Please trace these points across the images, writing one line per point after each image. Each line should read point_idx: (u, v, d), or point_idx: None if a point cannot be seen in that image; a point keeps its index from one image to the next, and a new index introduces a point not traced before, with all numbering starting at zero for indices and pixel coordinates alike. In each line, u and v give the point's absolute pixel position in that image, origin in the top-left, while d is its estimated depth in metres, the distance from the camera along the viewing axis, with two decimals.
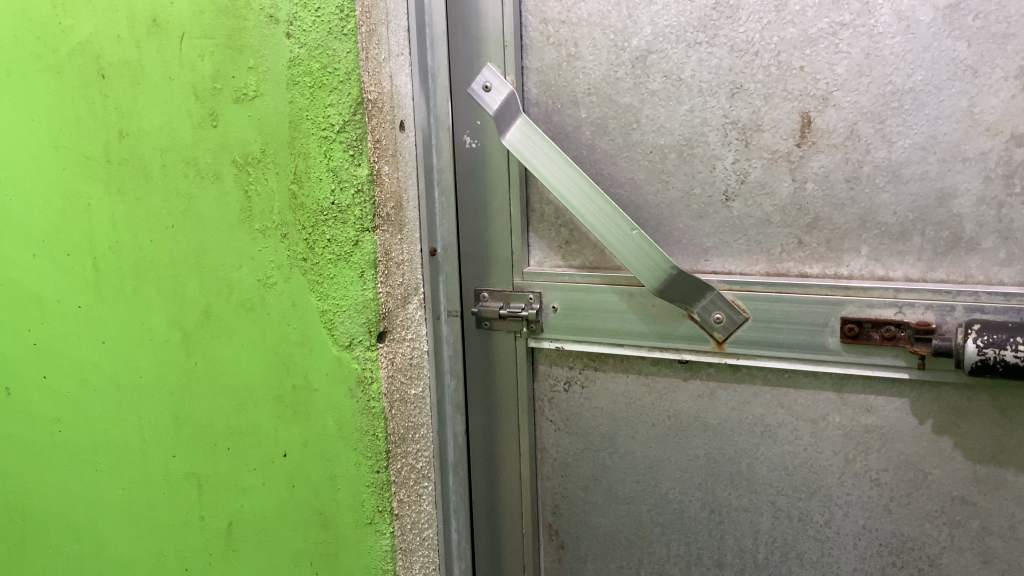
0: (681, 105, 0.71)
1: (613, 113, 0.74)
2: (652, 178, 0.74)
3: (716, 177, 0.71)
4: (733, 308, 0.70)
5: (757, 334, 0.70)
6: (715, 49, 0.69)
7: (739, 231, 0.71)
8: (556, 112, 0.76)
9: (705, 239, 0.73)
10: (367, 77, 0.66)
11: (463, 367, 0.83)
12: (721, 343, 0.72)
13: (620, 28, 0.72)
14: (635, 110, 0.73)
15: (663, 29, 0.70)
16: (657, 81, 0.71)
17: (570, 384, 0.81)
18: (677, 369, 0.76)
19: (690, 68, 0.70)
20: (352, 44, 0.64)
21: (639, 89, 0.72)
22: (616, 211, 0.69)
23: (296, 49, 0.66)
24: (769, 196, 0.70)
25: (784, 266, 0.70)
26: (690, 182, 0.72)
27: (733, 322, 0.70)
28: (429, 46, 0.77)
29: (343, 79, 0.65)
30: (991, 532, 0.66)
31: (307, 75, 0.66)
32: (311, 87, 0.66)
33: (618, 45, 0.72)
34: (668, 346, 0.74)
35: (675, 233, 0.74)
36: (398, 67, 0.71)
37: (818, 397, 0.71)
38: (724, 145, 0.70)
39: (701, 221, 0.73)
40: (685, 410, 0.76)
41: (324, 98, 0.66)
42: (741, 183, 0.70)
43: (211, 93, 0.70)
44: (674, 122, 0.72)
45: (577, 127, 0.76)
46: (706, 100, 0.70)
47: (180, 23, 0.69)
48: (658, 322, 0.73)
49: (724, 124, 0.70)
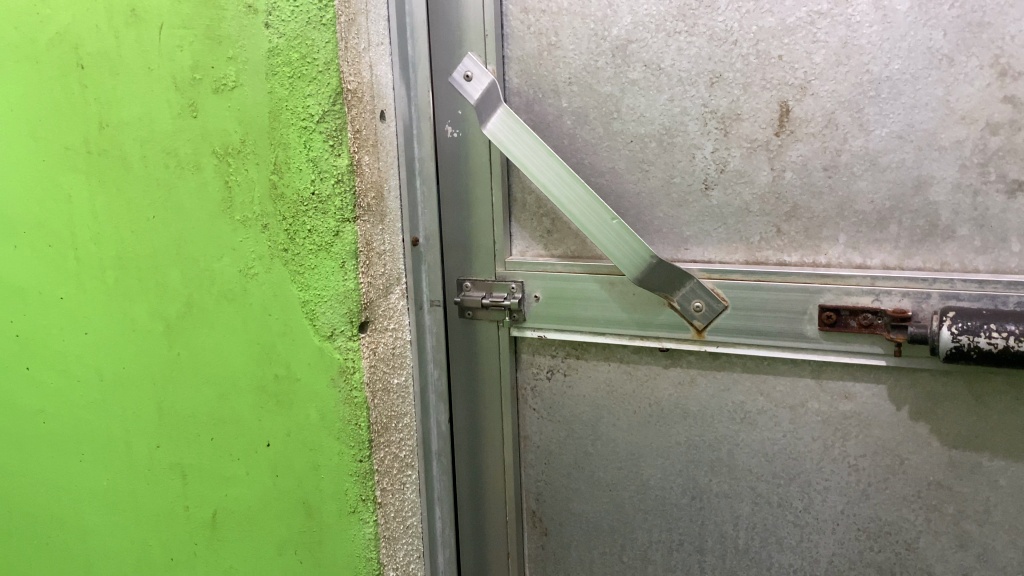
0: (661, 94, 0.71)
1: (593, 102, 0.74)
2: (632, 167, 0.74)
3: (695, 166, 0.71)
4: (713, 297, 0.71)
5: (736, 322, 0.71)
6: (694, 38, 0.69)
7: (719, 220, 0.72)
8: (538, 101, 0.76)
9: (685, 228, 0.73)
10: (347, 68, 0.66)
11: (445, 357, 0.84)
12: (701, 331, 0.72)
13: (601, 17, 0.72)
14: (615, 100, 0.73)
15: (643, 18, 0.70)
16: (637, 70, 0.71)
17: (553, 373, 0.81)
18: (657, 357, 0.76)
19: (670, 57, 0.70)
20: (331, 34, 0.64)
21: (619, 78, 0.72)
22: (597, 200, 0.70)
23: (275, 39, 0.66)
24: (749, 185, 0.70)
25: (763, 254, 0.71)
26: (670, 171, 0.73)
27: (712, 310, 0.71)
28: (409, 34, 0.76)
29: (322, 69, 0.65)
30: (966, 516, 0.67)
31: (286, 65, 0.66)
32: (290, 77, 0.66)
33: (599, 35, 0.72)
34: (648, 334, 0.74)
35: (656, 222, 0.74)
36: (378, 57, 0.71)
37: (797, 384, 0.71)
38: (703, 134, 0.70)
39: (681, 210, 0.73)
40: (666, 398, 0.77)
41: (303, 89, 0.66)
42: (720, 172, 0.71)
43: (190, 83, 0.70)
44: (654, 111, 0.72)
45: (558, 116, 0.76)
46: (685, 90, 0.70)
47: (159, 13, 0.69)
48: (639, 310, 0.74)
49: (704, 113, 0.70)
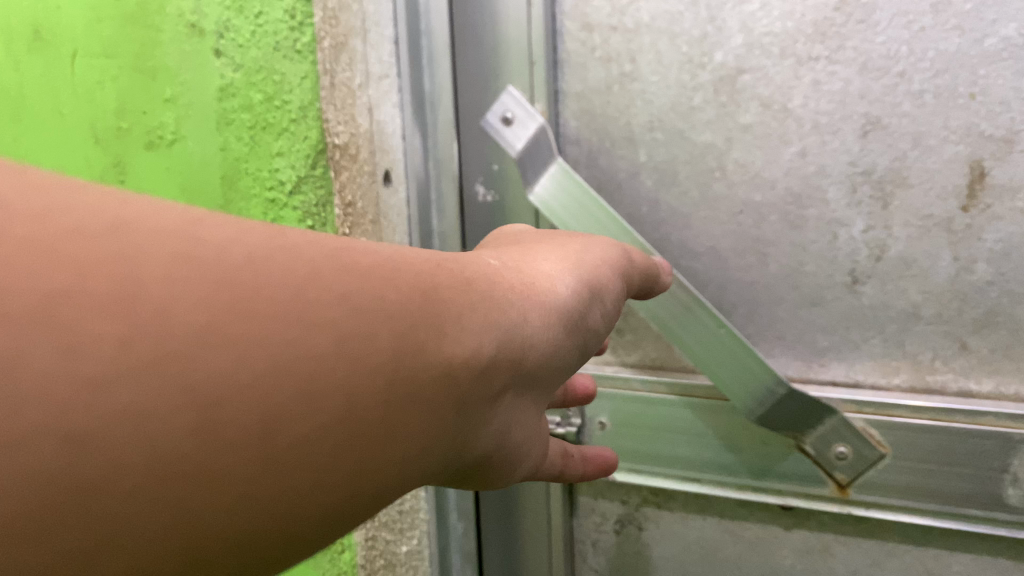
0: (787, 146, 0.49)
1: (684, 154, 0.52)
2: (742, 248, 0.52)
3: (838, 250, 0.50)
4: (865, 440, 0.49)
5: (898, 479, 0.49)
6: (839, 67, 0.47)
7: (872, 327, 0.50)
8: (604, 152, 0.55)
9: (819, 335, 0.51)
10: (333, 113, 0.57)
11: (474, 507, 0.62)
12: (844, 487, 0.50)
13: (697, 37, 0.50)
14: (717, 152, 0.51)
15: (761, 37, 0.49)
16: (751, 111, 0.50)
17: (623, 524, 0.59)
18: (776, 514, 0.54)
19: (801, 94, 0.49)
20: (310, 65, 0.56)
21: (724, 123, 0.51)
22: (699, 303, 0.50)
23: (230, 72, 0.56)
24: (917, 279, 0.48)
25: (936, 378, 0.49)
26: (798, 255, 0.51)
27: (863, 459, 0.49)
28: (426, 68, 0.55)
29: (295, 118, 0.57)
30: None
31: (245, 111, 0.57)
32: (251, 128, 0.58)
33: (694, 61, 0.51)
34: (764, 486, 0.53)
35: (775, 325, 0.53)
36: (393, 110, 0.56)
37: (984, 566, 0.49)
38: (850, 205, 0.49)
39: (815, 309, 0.51)
40: (786, 568, 0.55)
41: (271, 144, 0.58)
42: (877, 261, 0.49)
43: (116, 135, 0.56)
44: (776, 170, 0.50)
45: (633, 174, 0.54)
46: (824, 140, 0.49)
47: (73, 37, 0.54)
48: (751, 451, 0.52)
49: (852, 174, 0.48)
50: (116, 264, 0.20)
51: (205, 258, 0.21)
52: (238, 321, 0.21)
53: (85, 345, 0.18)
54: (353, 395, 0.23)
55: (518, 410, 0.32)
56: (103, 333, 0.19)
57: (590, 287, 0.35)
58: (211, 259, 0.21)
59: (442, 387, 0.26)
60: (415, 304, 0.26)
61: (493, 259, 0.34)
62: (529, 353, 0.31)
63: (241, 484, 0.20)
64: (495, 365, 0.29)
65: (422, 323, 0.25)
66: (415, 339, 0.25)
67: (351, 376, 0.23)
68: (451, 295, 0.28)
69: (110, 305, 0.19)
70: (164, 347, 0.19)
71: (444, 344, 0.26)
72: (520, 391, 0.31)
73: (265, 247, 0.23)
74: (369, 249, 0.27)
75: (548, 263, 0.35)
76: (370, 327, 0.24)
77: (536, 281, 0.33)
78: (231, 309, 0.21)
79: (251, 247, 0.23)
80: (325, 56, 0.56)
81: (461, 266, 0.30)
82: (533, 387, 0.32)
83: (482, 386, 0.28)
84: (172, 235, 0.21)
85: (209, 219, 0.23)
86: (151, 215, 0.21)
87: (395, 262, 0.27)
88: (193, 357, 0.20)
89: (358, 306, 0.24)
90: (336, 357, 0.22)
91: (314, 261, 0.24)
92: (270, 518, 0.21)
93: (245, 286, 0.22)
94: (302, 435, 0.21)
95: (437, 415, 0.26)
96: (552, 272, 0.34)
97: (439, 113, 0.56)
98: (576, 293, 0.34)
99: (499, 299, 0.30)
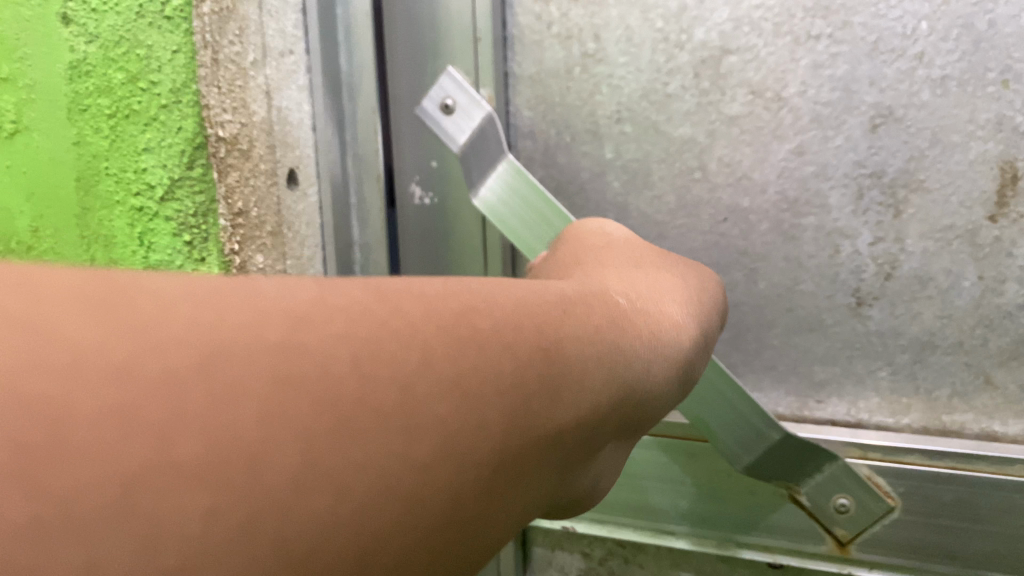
0: (781, 142, 0.41)
1: (658, 151, 0.44)
2: (725, 263, 0.44)
3: (840, 267, 0.42)
4: (870, 492, 0.41)
5: (909, 536, 0.41)
6: (844, 48, 0.39)
7: (879, 358, 0.42)
8: (562, 147, 0.46)
9: (816, 366, 0.44)
10: (215, 94, 0.42)
11: None
12: (845, 545, 0.43)
13: (675, 9, 0.42)
14: (698, 149, 0.43)
15: (751, 11, 0.40)
16: (738, 100, 0.42)
17: None
18: (763, 572, 0.46)
19: (798, 79, 0.40)
20: (184, 36, 0.41)
21: (707, 113, 0.42)
22: None
23: (82, 46, 0.43)
24: (934, 302, 0.41)
25: (953, 417, 0.42)
26: (793, 272, 0.43)
27: (868, 513, 0.41)
28: (343, 44, 0.48)
29: (166, 103, 0.42)
30: None
31: (100, 95, 0.44)
32: (111, 116, 0.44)
33: (670, 39, 0.42)
34: (751, 542, 0.45)
35: (763, 353, 0.45)
36: (299, 94, 0.46)
37: None
38: (856, 214, 0.41)
39: (812, 336, 0.43)
40: None
41: (134, 138, 0.44)
42: (886, 280, 0.41)
43: None
44: (767, 171, 0.42)
45: (598, 173, 0.46)
46: (825, 135, 0.41)
47: None
48: (737, 503, 0.44)
49: (859, 176, 0.40)
50: (192, 401, 0.13)
51: (307, 369, 0.14)
52: (324, 435, 0.14)
53: (141, 506, 0.12)
54: (462, 502, 0.16)
55: (613, 458, 0.25)
56: (190, 498, 0.13)
57: (704, 327, 0.27)
58: (312, 367, 0.15)
59: (546, 465, 0.19)
60: (531, 372, 0.18)
61: (602, 277, 0.26)
62: (641, 405, 0.23)
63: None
64: (603, 425, 0.21)
65: (537, 387, 0.18)
66: (521, 406, 0.18)
67: (452, 479, 0.16)
68: (561, 348, 0.19)
69: (193, 468, 0.13)
70: (258, 492, 0.13)
71: (555, 415, 0.19)
72: (624, 437, 0.24)
73: (354, 300, 0.16)
74: (474, 291, 0.19)
75: (667, 292, 0.26)
76: (478, 403, 0.17)
77: (660, 315, 0.24)
78: (334, 438, 0.14)
79: (288, 327, 0.15)
80: (207, 26, 0.41)
81: (581, 301, 0.22)
82: (633, 434, 0.25)
83: (594, 441, 0.21)
84: (279, 345, 0.14)
85: (307, 299, 0.16)
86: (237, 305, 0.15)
87: (505, 308, 0.19)
88: (286, 520, 0.13)
89: (468, 376, 0.17)
90: (435, 460, 0.16)
91: (420, 335, 0.17)
92: None
93: (360, 395, 0.15)
94: (405, 566, 0.15)
95: (538, 488, 0.19)
96: (670, 305, 0.26)
97: (359, 97, 0.48)
98: (693, 337, 0.26)
99: (623, 336, 0.22)
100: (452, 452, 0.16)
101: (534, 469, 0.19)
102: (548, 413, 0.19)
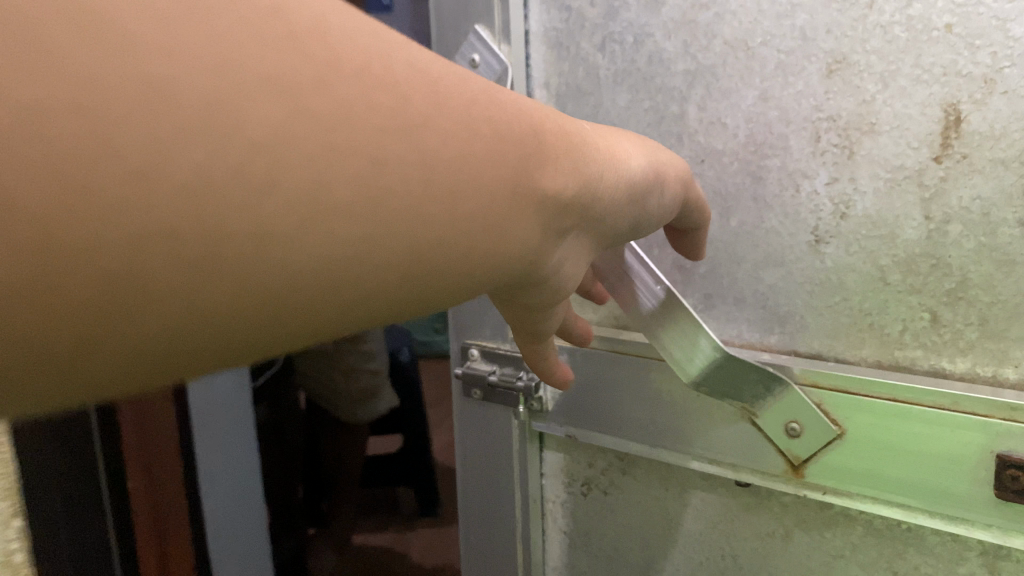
0: (749, 88, 0.45)
1: (649, 98, 0.49)
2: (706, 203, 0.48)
3: (801, 206, 0.45)
4: (816, 416, 0.44)
5: (853, 463, 0.43)
6: None
7: (837, 293, 0.44)
8: (574, 97, 0.52)
9: (783, 300, 0.47)
10: None
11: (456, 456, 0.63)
12: (798, 467, 0.45)
13: None
14: (680, 96, 0.48)
15: None
16: (713, 50, 0.45)
17: (590, 487, 0.57)
18: (735, 490, 0.50)
19: (764, 29, 0.44)
20: None
21: (687, 63, 0.47)
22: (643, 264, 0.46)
23: None
24: (884, 242, 0.42)
25: (907, 356, 0.43)
26: (760, 210, 0.46)
27: (815, 437, 0.44)
28: None
29: None
30: None
31: None
32: None
33: None
34: (719, 457, 0.48)
35: (738, 286, 0.48)
36: None
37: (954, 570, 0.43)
38: (814, 156, 0.44)
39: (779, 271, 0.46)
40: (746, 552, 0.50)
41: None
42: (841, 219, 0.43)
43: None
44: (738, 116, 0.46)
45: (602, 120, 0.51)
46: (787, 81, 0.44)
47: None
48: (703, 419, 0.48)
49: (817, 119, 0.43)
50: (236, 85, 0.17)
51: (404, 85, 0.21)
52: (413, 131, 0.21)
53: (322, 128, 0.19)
54: (467, 215, 0.23)
55: (572, 247, 0.31)
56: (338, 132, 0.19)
57: (656, 169, 0.36)
58: (403, 81, 0.21)
59: (534, 219, 0.27)
60: (528, 144, 0.26)
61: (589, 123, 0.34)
62: (597, 207, 0.31)
63: (377, 276, 0.21)
64: (568, 208, 0.29)
65: (530, 156, 0.26)
66: (516, 170, 0.25)
67: (470, 195, 0.23)
68: (551, 142, 0.27)
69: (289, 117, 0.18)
70: (370, 148, 0.20)
71: (537, 179, 0.26)
72: (582, 227, 0.31)
73: (420, 54, 0.23)
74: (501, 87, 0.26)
75: (633, 149, 0.35)
76: (492, 153, 0.24)
77: (620, 150, 0.34)
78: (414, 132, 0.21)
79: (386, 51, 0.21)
80: None
81: (574, 129, 0.30)
82: (592, 230, 0.32)
83: (564, 220, 0.29)
84: (385, 62, 0.21)
85: (397, 46, 0.22)
86: (279, 21, 0.19)
87: (516, 103, 0.26)
88: (247, 201, 0.18)
89: (491, 131, 0.24)
90: (464, 175, 0.23)
91: (409, 101, 0.21)
92: (385, 291, 0.22)
93: (398, 123, 0.21)
94: (435, 231, 0.22)
95: (527, 238, 0.27)
96: (633, 151, 0.35)
97: None
98: (643, 170, 0.35)
99: (597, 156, 0.31)
100: (473, 173, 0.23)
101: (517, 215, 0.26)
102: (533, 183, 0.26)
